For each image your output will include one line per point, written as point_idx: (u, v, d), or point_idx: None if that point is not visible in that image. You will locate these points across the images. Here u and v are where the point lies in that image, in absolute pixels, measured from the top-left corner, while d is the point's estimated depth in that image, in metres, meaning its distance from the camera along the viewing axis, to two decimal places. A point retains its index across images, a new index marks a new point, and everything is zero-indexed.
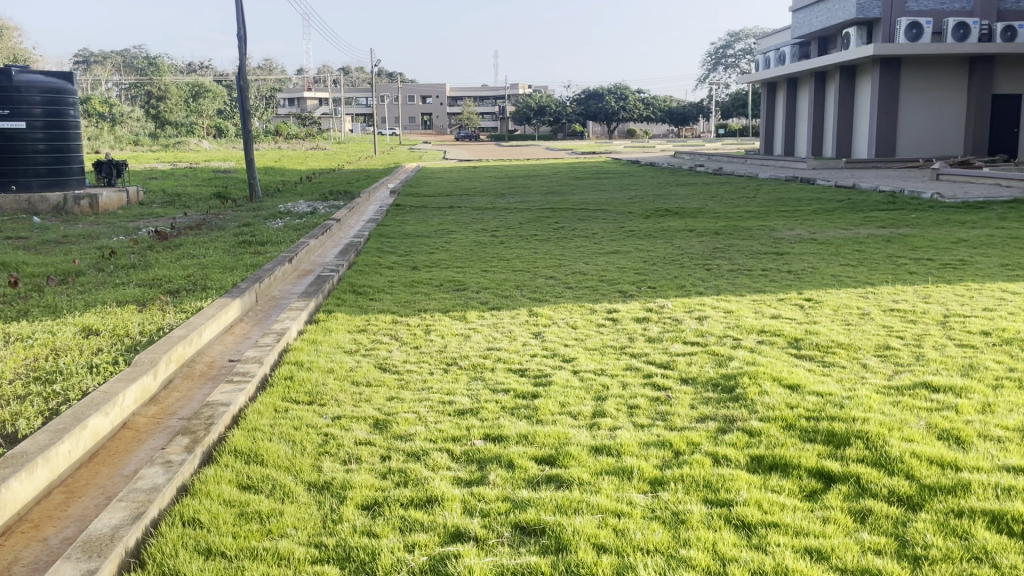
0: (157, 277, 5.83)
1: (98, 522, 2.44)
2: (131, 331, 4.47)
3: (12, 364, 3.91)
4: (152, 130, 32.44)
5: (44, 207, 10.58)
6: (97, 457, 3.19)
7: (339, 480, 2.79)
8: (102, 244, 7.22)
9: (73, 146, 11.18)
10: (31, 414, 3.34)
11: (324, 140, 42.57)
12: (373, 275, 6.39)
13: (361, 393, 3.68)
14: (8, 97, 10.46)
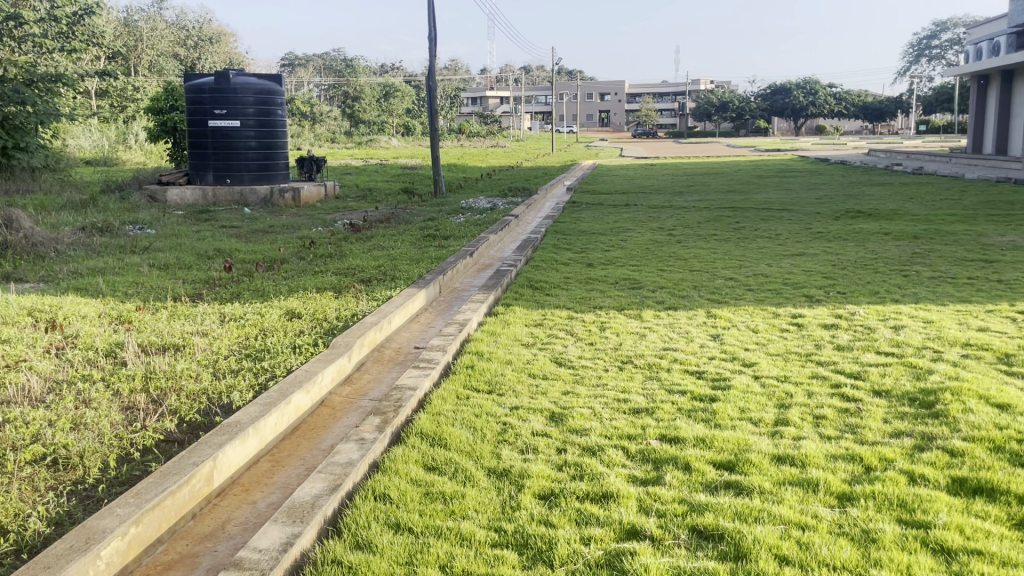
0: (351, 267, 6.22)
1: (301, 490, 2.66)
2: (328, 316, 4.82)
3: (228, 342, 4.34)
4: (347, 129, 34.62)
5: (254, 199, 11.58)
6: (298, 430, 3.47)
7: (517, 469, 2.87)
8: (303, 235, 7.81)
9: (280, 143, 12.13)
10: (244, 387, 3.70)
11: (505, 137, 43.64)
12: (550, 270, 6.49)
13: (538, 385, 3.76)
14: (226, 98, 11.54)
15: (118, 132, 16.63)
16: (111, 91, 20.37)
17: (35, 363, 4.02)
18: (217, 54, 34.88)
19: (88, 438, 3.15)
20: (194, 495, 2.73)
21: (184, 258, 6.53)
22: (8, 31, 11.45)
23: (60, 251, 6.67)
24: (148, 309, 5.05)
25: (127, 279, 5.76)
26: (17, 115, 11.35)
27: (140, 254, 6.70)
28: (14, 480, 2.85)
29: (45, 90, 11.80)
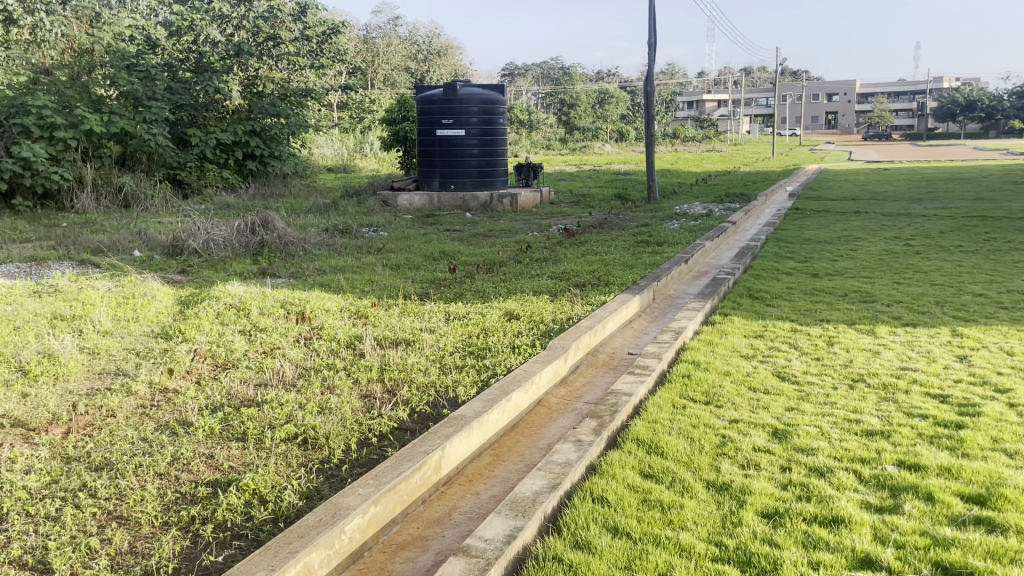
0: (567, 271, 6.34)
1: (522, 485, 2.75)
2: (546, 318, 4.94)
3: (453, 339, 4.58)
4: (562, 135, 35.26)
5: (475, 205, 12.10)
6: (517, 427, 3.60)
7: (738, 484, 2.79)
8: (521, 239, 8.06)
9: (500, 151, 12.58)
10: (467, 383, 3.88)
11: (722, 142, 42.42)
12: (771, 280, 6.24)
13: (760, 399, 3.63)
14: (453, 109, 12.15)
15: (355, 142, 18.07)
16: (351, 104, 22.15)
17: (288, 351, 4.47)
18: (444, 66, 36.79)
19: (332, 422, 3.46)
20: (424, 481, 2.90)
21: (413, 259, 6.96)
22: (268, 51, 12.81)
23: (308, 250, 7.36)
24: (382, 306, 5.44)
25: (364, 277, 6.24)
26: (273, 126, 12.67)
27: (374, 254, 7.24)
28: (271, 455, 3.20)
29: (296, 104, 13.08)
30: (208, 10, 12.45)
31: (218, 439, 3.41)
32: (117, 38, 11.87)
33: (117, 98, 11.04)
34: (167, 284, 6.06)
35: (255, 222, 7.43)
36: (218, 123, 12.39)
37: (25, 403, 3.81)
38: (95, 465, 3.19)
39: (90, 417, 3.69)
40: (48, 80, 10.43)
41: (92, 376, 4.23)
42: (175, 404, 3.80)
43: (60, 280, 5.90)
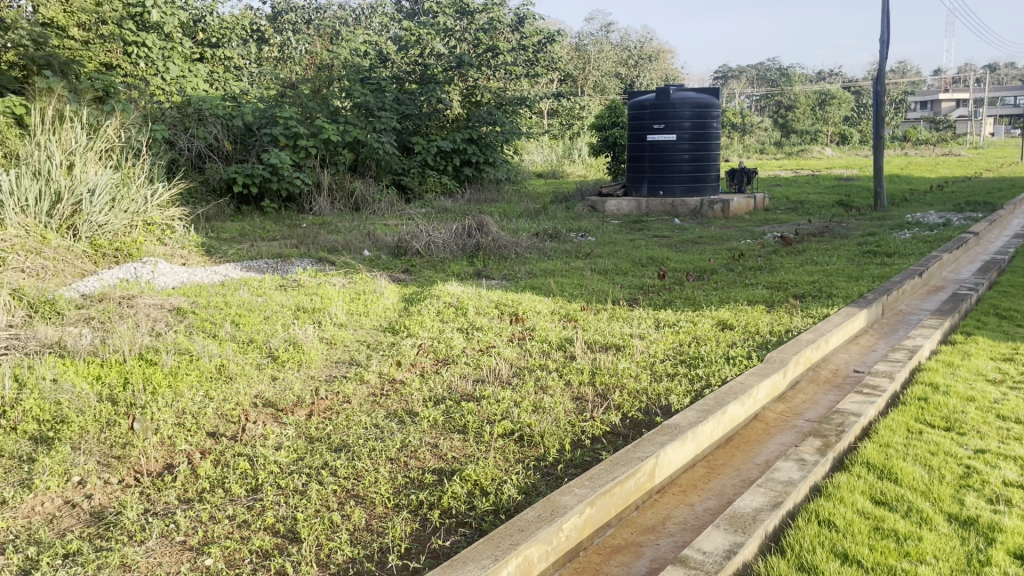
0: (784, 281, 6.08)
1: (742, 500, 2.68)
2: (762, 329, 4.77)
3: (664, 347, 4.55)
4: (777, 139, 33.84)
5: (684, 210, 11.90)
6: (732, 441, 3.50)
7: (986, 520, 2.55)
8: (733, 247, 7.83)
9: (713, 156, 12.28)
10: (681, 392, 3.83)
11: (959, 144, 38.80)
12: (1022, 298, 5.62)
13: (1011, 429, 3.29)
14: (665, 113, 12.03)
15: (565, 148, 18.40)
16: (561, 111, 22.57)
17: (502, 350, 4.64)
18: (654, 71, 36.49)
19: (547, 421, 3.55)
20: (638, 487, 2.90)
21: (621, 265, 6.98)
22: (487, 62, 13.32)
23: (519, 254, 7.59)
24: (591, 310, 5.50)
25: (574, 281, 6.35)
26: (488, 134, 13.20)
27: (583, 258, 7.33)
28: (490, 449, 3.35)
29: (511, 111, 13.53)
30: (434, 24, 13.19)
31: (441, 430, 3.61)
32: (353, 53, 12.87)
33: (351, 109, 11.98)
34: (392, 282, 6.49)
35: (471, 225, 7.77)
36: (438, 131, 13.08)
37: (274, 386, 4.26)
38: (334, 446, 3.49)
39: (329, 402, 4.04)
40: (294, 94, 11.52)
41: (330, 364, 4.63)
42: (402, 395, 4.07)
43: (302, 276, 6.50)
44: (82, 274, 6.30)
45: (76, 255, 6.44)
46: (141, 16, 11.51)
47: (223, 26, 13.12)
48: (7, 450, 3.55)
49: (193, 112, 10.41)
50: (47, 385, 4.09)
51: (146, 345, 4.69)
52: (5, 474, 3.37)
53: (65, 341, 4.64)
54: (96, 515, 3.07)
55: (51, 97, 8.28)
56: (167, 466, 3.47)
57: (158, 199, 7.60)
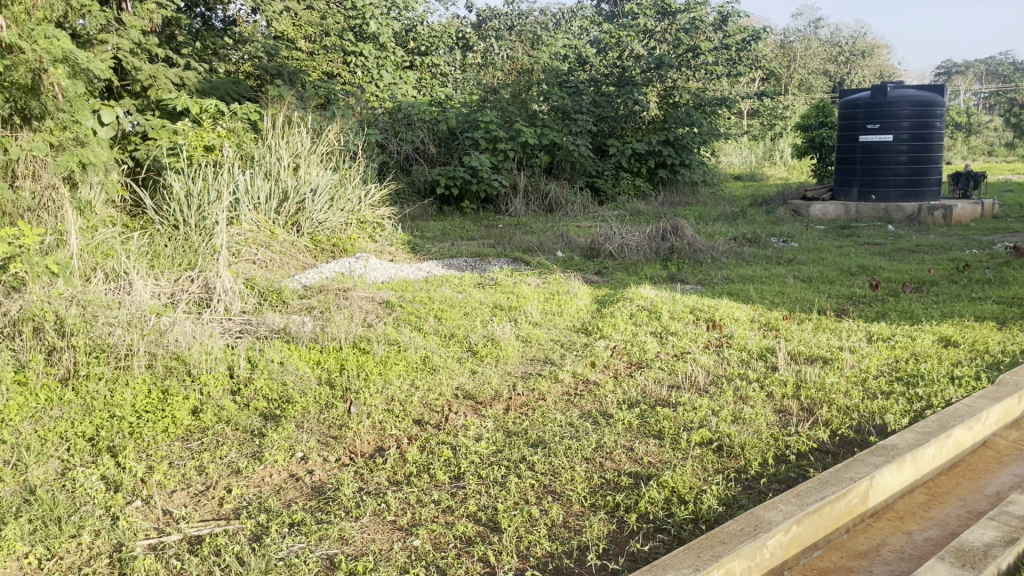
0: (1019, 296, 5.50)
1: (970, 533, 2.45)
2: (992, 348, 4.35)
3: (877, 361, 4.26)
4: (1009, 139, 30.66)
5: (899, 216, 11.23)
6: (957, 467, 3.22)
7: None
8: (956, 257, 7.19)
9: (935, 158, 11.29)
10: (898, 411, 3.58)
11: None
12: None
13: None
14: (881, 112, 11.23)
15: (766, 150, 17.72)
16: (763, 111, 21.69)
17: (699, 356, 4.55)
18: (867, 67, 34.19)
19: (748, 433, 3.44)
20: (849, 509, 2.74)
21: (827, 273, 6.61)
22: (687, 62, 13.07)
23: (716, 258, 7.39)
24: (795, 320, 5.26)
25: (775, 289, 6.09)
26: (685, 135, 12.96)
27: (785, 265, 7.02)
28: (687, 457, 3.30)
29: (710, 112, 13.19)
30: (634, 25, 13.15)
31: (637, 434, 3.59)
32: (553, 57, 13.09)
33: (549, 112, 12.21)
34: (586, 283, 6.55)
35: (667, 228, 7.66)
36: (634, 132, 13.03)
37: (474, 379, 4.44)
38: (532, 441, 3.58)
39: (525, 398, 4.14)
40: (495, 98, 11.92)
41: (526, 361, 4.74)
42: (597, 396, 4.09)
43: (499, 274, 6.70)
44: (304, 266, 6.86)
45: (298, 249, 7.03)
46: (362, 27, 12.82)
47: (433, 34, 14.04)
48: (242, 424, 3.94)
49: (402, 117, 11.03)
50: (275, 367, 4.50)
51: (359, 335, 5.03)
52: (241, 445, 3.75)
53: (290, 328, 5.08)
54: (317, 489, 3.34)
55: (282, 105, 9.08)
56: (377, 448, 3.71)
57: (370, 199, 8.12)
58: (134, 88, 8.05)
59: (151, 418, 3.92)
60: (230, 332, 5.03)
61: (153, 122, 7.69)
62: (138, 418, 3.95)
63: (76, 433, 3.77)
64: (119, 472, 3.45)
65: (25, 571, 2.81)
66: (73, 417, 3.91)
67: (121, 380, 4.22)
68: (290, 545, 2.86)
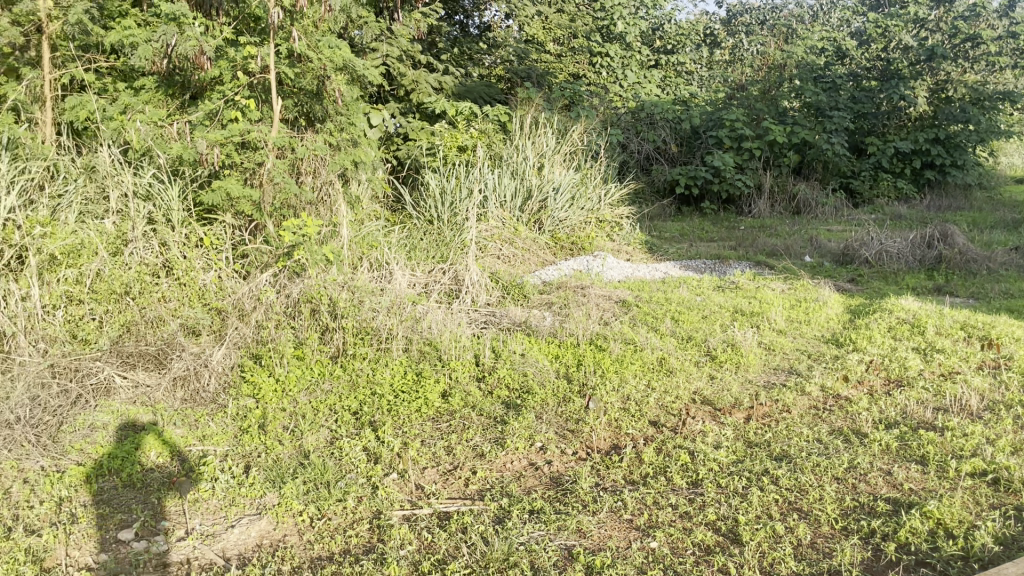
0: None
1: None
2: None
3: None
4: None
5: None
6: None
7: None
8: None
9: None
10: None
11: None
12: None
13: None
14: None
15: None
16: None
17: (970, 378, 4.11)
18: None
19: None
20: None
21: None
22: (965, 52, 11.69)
23: (992, 270, 6.64)
24: None
25: None
26: (958, 133, 11.75)
27: None
28: (956, 487, 3.01)
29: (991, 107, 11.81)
30: (903, 14, 12.21)
31: (895, 456, 3.32)
32: (808, 51, 12.43)
33: (800, 109, 11.61)
34: (838, 291, 6.15)
35: (933, 235, 7.02)
36: (897, 131, 12.02)
37: (712, 384, 4.33)
38: (776, 454, 3.43)
39: (768, 408, 3.98)
40: (743, 95, 11.53)
41: (769, 370, 4.56)
42: (849, 412, 3.84)
43: (741, 278, 6.48)
44: (544, 263, 7.07)
45: (540, 245, 7.24)
46: (608, 28, 13.05)
47: (680, 33, 14.23)
48: (485, 410, 4.13)
49: (645, 116, 11.03)
50: (517, 358, 4.67)
51: (597, 332, 5.09)
52: (484, 430, 3.94)
53: (531, 321, 5.25)
54: (555, 480, 3.44)
55: (530, 105, 9.36)
56: (614, 446, 3.74)
57: (610, 198, 8.19)
58: (398, 92, 8.69)
59: (406, 398, 4.22)
60: (476, 323, 5.30)
61: (413, 124, 8.27)
62: (395, 397, 4.27)
63: (342, 407, 4.16)
64: (378, 446, 3.75)
65: (300, 528, 3.15)
66: (341, 391, 4.32)
67: (381, 361, 4.59)
68: (531, 531, 2.98)
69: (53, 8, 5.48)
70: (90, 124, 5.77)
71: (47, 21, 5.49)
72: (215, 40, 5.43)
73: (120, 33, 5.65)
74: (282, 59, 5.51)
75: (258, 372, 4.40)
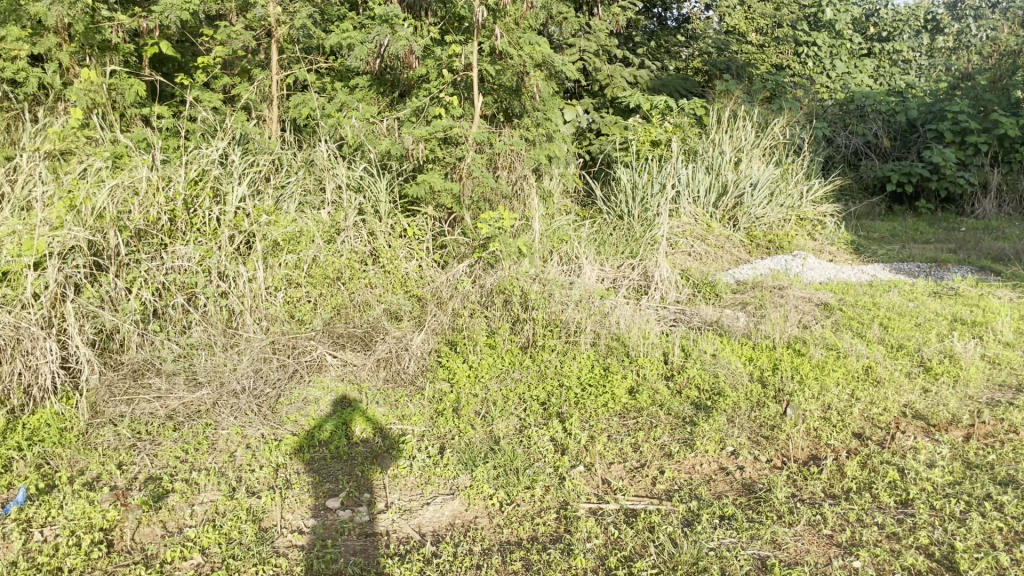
0: None
1: None
2: None
3: None
4: None
5: None
6: None
7: None
8: None
9: None
10: None
11: None
12: None
13: None
14: None
15: None
16: None
17: None
18: None
19: None
20: None
21: None
22: None
23: None
24: None
25: None
26: None
27: None
28: None
29: None
30: None
31: None
32: None
33: None
34: None
35: None
36: None
37: (926, 398, 4.00)
38: (1000, 478, 3.15)
39: (991, 428, 3.65)
40: (968, 85, 10.56)
41: (993, 387, 4.16)
42: None
43: (961, 284, 5.93)
44: (739, 261, 6.83)
45: (734, 243, 7.01)
46: (817, 15, 12.55)
47: (898, 19, 13.38)
48: (674, 409, 4.06)
49: (854, 108, 10.48)
50: (708, 358, 4.55)
51: (794, 335, 4.85)
52: (673, 430, 3.86)
53: (724, 321, 5.09)
54: (747, 487, 3.32)
55: (729, 98, 9.06)
56: (812, 457, 3.57)
57: (813, 194, 7.77)
58: (593, 87, 8.70)
59: (593, 392, 4.23)
60: (666, 320, 5.21)
61: (607, 118, 8.25)
62: (582, 390, 4.29)
63: (531, 396, 4.24)
64: (566, 437, 3.79)
65: (490, 511, 3.25)
66: (530, 381, 4.40)
67: (569, 354, 4.63)
68: (722, 538, 2.90)
69: (282, 13, 5.97)
70: (310, 121, 6.23)
71: (277, 26, 5.99)
72: (423, 39, 5.69)
73: (339, 36, 6.06)
74: (484, 56, 5.67)
75: (453, 358, 4.58)
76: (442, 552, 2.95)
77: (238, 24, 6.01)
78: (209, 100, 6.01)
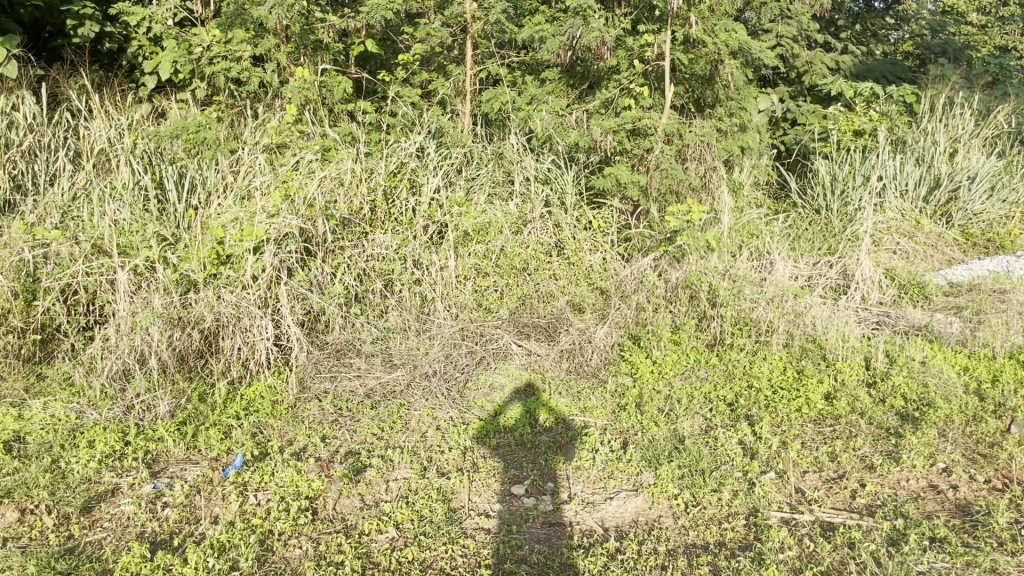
0: None
1: None
2: None
3: None
4: None
5: None
6: None
7: None
8: None
9: None
10: None
11: None
12: None
13: None
14: None
15: None
16: None
17: None
18: None
19: None
20: None
21: None
22: None
23: None
24: None
25: None
26: None
27: None
28: None
29: None
30: None
31: None
32: None
33: None
34: None
35: None
36: None
37: None
38: None
39: None
40: None
41: None
42: None
43: None
44: (951, 261, 6.24)
45: (946, 242, 6.41)
46: None
47: None
48: (877, 419, 3.78)
49: None
50: (917, 365, 4.20)
51: (1018, 344, 4.49)
52: (875, 441, 3.61)
53: (934, 325, 4.71)
54: (961, 508, 3.06)
55: (944, 84, 8.32)
56: None
57: None
58: (790, 75, 8.28)
59: (786, 396, 4.02)
60: (867, 322, 4.87)
61: (804, 107, 7.82)
62: (774, 393, 4.09)
63: (717, 396, 4.10)
64: (756, 441, 3.62)
65: (675, 512, 3.17)
66: (717, 380, 4.26)
67: (760, 355, 4.45)
68: (932, 561, 2.70)
69: (478, 10, 6.13)
70: (501, 115, 6.36)
71: (473, 22, 6.16)
72: (615, 30, 5.65)
73: (532, 30, 6.14)
74: (677, 45, 5.54)
75: (637, 353, 4.52)
76: (626, 548, 2.92)
77: (437, 22, 6.24)
78: (409, 95, 6.29)
